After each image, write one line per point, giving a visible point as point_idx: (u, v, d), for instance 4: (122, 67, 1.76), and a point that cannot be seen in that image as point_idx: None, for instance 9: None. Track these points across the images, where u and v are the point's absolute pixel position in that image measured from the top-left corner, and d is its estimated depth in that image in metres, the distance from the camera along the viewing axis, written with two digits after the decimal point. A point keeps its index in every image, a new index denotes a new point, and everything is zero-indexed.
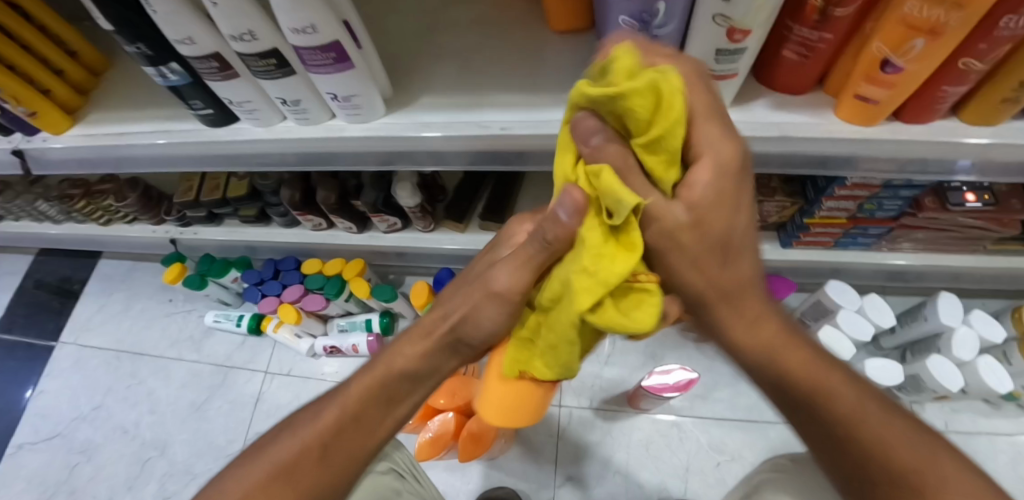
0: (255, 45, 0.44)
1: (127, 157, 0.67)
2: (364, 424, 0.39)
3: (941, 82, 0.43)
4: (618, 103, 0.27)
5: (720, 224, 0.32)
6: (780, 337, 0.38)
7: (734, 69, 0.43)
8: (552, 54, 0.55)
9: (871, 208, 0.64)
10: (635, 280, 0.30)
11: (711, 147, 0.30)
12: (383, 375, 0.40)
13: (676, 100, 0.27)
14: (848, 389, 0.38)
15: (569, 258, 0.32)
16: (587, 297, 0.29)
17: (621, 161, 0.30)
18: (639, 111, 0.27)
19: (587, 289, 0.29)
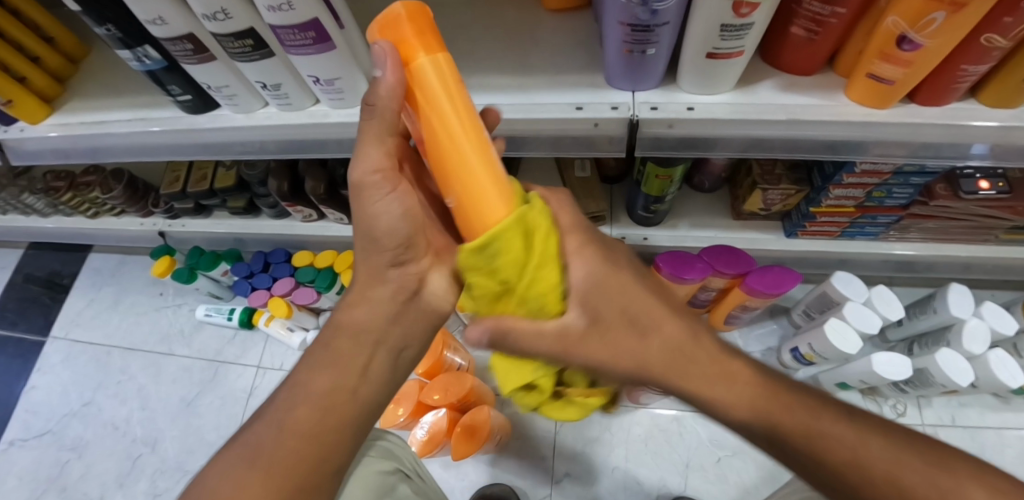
0: (230, 24, 0.42)
1: (106, 146, 0.64)
2: (317, 392, 0.42)
3: (960, 61, 0.40)
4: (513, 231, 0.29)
5: (613, 308, 0.34)
6: (743, 386, 0.36)
7: (740, 46, 0.40)
8: (546, 34, 0.52)
9: (880, 196, 0.62)
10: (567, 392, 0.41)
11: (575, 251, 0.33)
12: (330, 341, 0.42)
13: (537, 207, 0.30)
14: (841, 427, 0.36)
15: (520, 361, 0.37)
16: (520, 407, 0.41)
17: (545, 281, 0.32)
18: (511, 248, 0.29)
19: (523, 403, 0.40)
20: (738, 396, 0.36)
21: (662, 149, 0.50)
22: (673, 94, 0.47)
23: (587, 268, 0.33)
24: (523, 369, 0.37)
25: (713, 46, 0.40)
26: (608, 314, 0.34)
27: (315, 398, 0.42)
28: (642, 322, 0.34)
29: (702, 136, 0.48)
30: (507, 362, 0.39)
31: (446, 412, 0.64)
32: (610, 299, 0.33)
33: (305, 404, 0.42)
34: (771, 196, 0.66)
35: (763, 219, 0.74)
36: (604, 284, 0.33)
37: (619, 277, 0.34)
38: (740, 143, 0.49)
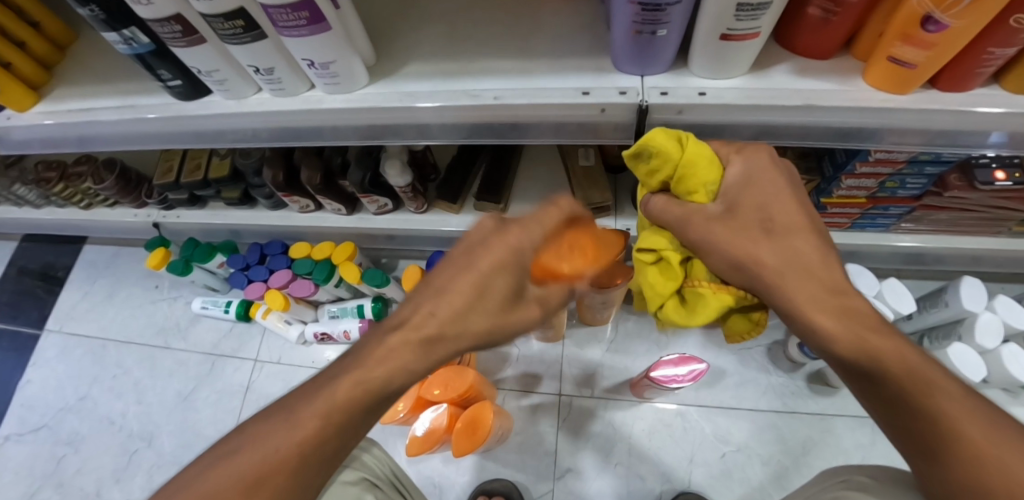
0: (217, 4, 0.40)
1: (95, 136, 0.62)
2: (308, 445, 0.32)
3: (986, 42, 0.38)
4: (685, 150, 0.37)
5: (755, 205, 0.35)
6: (816, 263, 0.34)
7: (755, 27, 0.38)
8: (550, 16, 0.50)
9: (893, 186, 0.60)
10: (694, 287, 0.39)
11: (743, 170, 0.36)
12: (379, 376, 0.33)
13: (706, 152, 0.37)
14: (900, 354, 0.31)
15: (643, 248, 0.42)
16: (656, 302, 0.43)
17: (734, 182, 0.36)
18: (668, 148, 0.36)
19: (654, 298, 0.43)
20: (824, 308, 0.33)
21: (671, 136, 0.48)
22: (683, 79, 0.45)
23: (739, 175, 0.36)
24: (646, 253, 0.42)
25: (727, 26, 0.38)
26: (743, 208, 0.35)
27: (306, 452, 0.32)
28: (779, 232, 0.35)
29: (712, 123, 0.46)
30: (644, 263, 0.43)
31: (446, 408, 0.62)
32: (755, 204, 0.35)
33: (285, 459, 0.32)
34: None
35: None
36: (759, 187, 0.35)
37: (777, 178, 0.35)
38: (751, 131, 0.47)
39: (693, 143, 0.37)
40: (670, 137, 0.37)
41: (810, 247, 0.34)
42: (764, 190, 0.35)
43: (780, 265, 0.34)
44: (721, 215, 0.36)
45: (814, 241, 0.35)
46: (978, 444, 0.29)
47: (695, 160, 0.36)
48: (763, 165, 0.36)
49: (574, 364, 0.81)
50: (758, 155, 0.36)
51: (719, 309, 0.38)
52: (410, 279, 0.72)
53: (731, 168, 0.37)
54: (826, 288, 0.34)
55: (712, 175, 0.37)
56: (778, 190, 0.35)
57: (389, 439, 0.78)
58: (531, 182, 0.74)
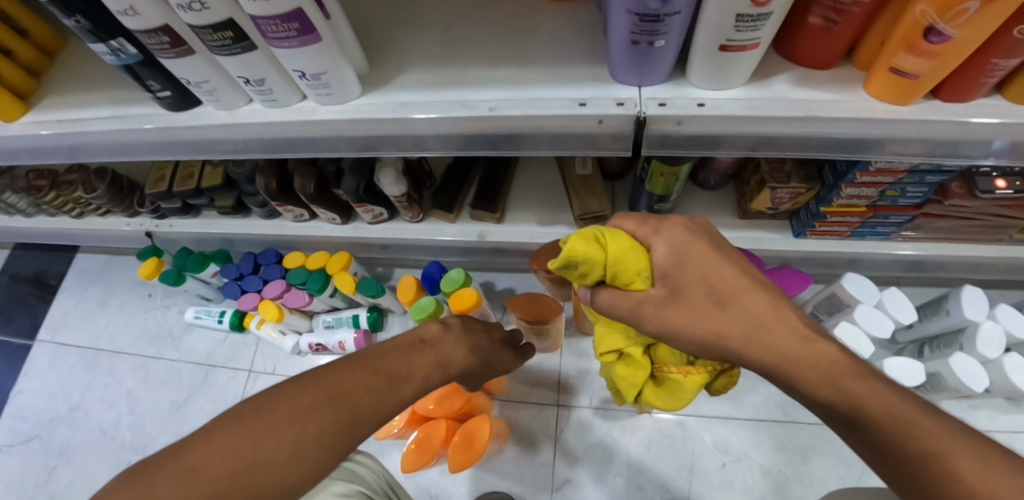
0: (206, 15, 0.39)
1: (84, 145, 0.61)
2: (366, 423, 0.33)
3: (991, 52, 0.38)
4: (609, 249, 0.38)
5: (695, 280, 0.36)
6: (769, 318, 0.35)
7: (755, 38, 0.38)
8: (546, 24, 0.49)
9: (894, 195, 0.59)
10: (665, 370, 0.46)
11: (670, 244, 0.37)
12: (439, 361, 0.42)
13: (624, 243, 0.38)
14: (874, 389, 0.31)
15: (615, 342, 0.46)
16: (635, 387, 0.48)
17: (667, 262, 0.37)
18: (593, 255, 0.37)
19: (635, 384, 0.47)
20: (781, 356, 0.34)
21: (670, 147, 0.47)
22: (682, 89, 0.44)
23: (668, 255, 0.37)
24: (620, 340, 0.46)
25: (726, 37, 0.38)
26: (687, 288, 0.36)
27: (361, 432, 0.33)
28: (729, 300, 0.35)
29: (710, 134, 0.45)
30: (617, 354, 0.47)
31: (442, 421, 0.61)
32: (695, 275, 0.36)
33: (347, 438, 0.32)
34: (779, 195, 0.64)
35: (771, 218, 0.72)
36: (691, 259, 0.36)
37: (708, 250, 0.36)
38: (751, 142, 0.47)
39: (611, 240, 0.38)
40: (597, 241, 0.38)
41: (760, 305, 0.35)
42: (702, 255, 0.36)
43: (740, 329, 0.35)
44: (669, 299, 0.37)
45: (761, 296, 0.35)
46: (964, 476, 0.26)
47: (620, 256, 0.37)
48: (682, 236, 0.37)
49: (572, 374, 0.80)
50: (678, 233, 0.37)
51: (694, 386, 0.45)
52: (405, 290, 0.70)
53: (656, 251, 0.38)
54: (790, 337, 0.34)
55: (639, 263, 0.38)
56: (712, 256, 0.36)
57: (385, 450, 0.77)
58: (528, 191, 0.73)
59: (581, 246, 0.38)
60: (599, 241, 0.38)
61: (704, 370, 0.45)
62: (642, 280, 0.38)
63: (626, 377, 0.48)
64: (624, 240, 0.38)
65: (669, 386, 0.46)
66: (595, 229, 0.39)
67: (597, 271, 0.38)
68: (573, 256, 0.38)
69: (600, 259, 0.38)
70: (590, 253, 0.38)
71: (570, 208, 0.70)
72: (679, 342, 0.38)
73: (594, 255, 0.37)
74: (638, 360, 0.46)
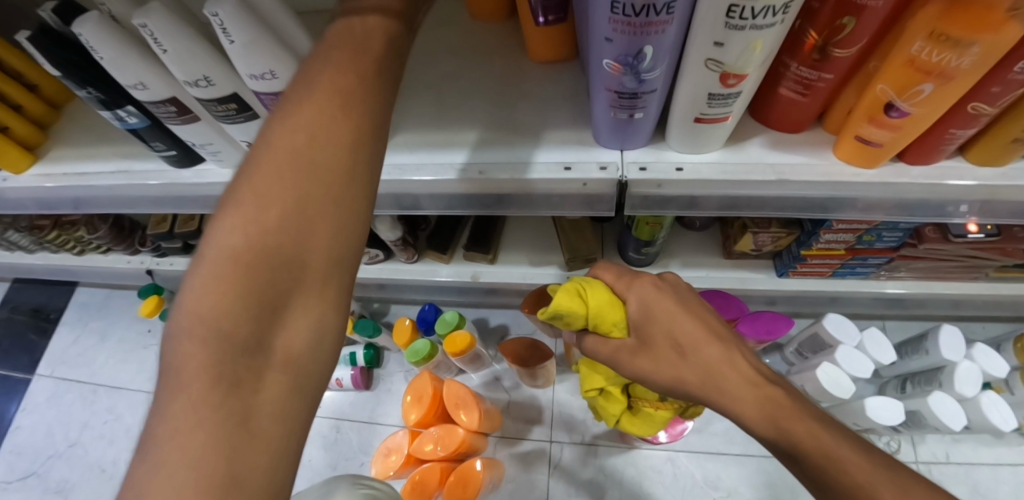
0: (213, 90, 0.42)
1: (90, 197, 0.63)
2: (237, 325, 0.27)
3: (948, 124, 0.40)
4: (589, 304, 0.41)
5: (661, 333, 0.39)
6: (720, 363, 0.37)
7: (727, 112, 0.40)
8: (533, 87, 0.52)
9: (870, 240, 0.62)
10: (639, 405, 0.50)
11: (638, 300, 0.41)
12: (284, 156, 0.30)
13: (602, 297, 0.42)
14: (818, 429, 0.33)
15: (594, 378, 0.50)
16: (611, 418, 0.52)
17: (638, 315, 0.41)
18: (575, 308, 0.41)
19: (610, 414, 0.52)
20: (734, 402, 0.36)
21: (652, 206, 0.50)
22: (661, 153, 0.47)
23: (638, 307, 0.41)
24: (600, 376, 0.50)
25: (700, 111, 0.41)
26: (654, 340, 0.39)
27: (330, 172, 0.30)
28: (690, 350, 0.38)
29: (690, 195, 0.48)
30: (595, 389, 0.51)
31: (438, 464, 0.63)
32: (660, 326, 0.39)
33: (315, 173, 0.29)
34: (761, 238, 0.66)
35: (756, 258, 0.74)
36: (658, 310, 0.40)
37: (674, 308, 0.39)
38: (730, 201, 0.49)
39: (590, 295, 0.42)
40: (579, 294, 0.42)
41: (715, 354, 0.38)
42: (666, 309, 0.39)
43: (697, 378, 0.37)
44: (637, 348, 0.40)
45: (717, 348, 0.38)
46: None
47: (599, 310, 0.41)
48: (648, 290, 0.41)
49: (565, 409, 0.82)
50: (647, 290, 0.41)
51: (665, 417, 0.51)
52: (400, 333, 0.72)
53: (630, 305, 0.41)
54: (742, 384, 0.36)
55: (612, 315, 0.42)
56: (675, 309, 0.39)
57: None
58: (519, 232, 0.76)
59: (564, 300, 0.41)
60: (580, 295, 0.42)
61: (672, 406, 0.50)
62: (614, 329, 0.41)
63: (605, 410, 0.51)
64: (603, 295, 0.42)
65: (642, 417, 0.51)
66: (576, 283, 0.43)
67: (579, 322, 0.42)
68: (557, 308, 0.42)
69: (580, 311, 0.41)
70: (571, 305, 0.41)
71: (561, 249, 0.73)
72: (647, 380, 0.40)
73: (575, 309, 0.41)
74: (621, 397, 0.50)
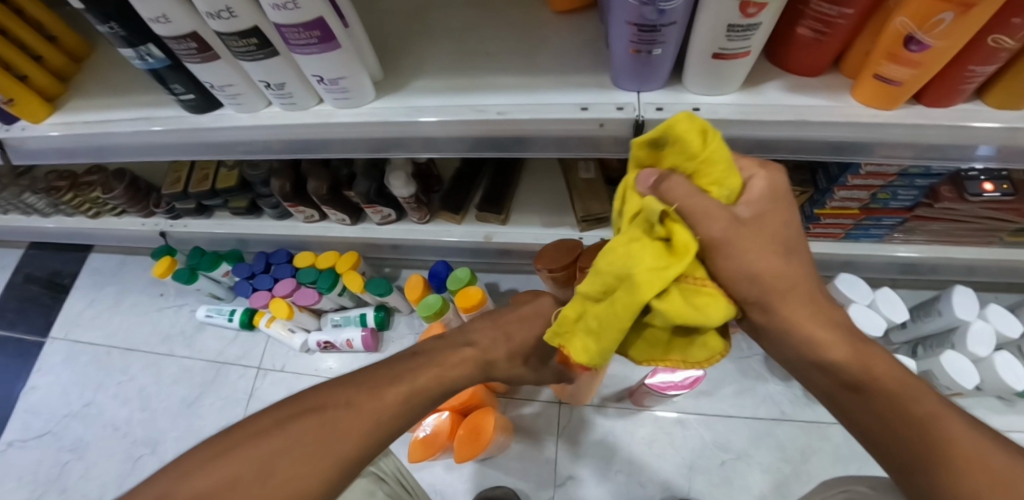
0: (234, 23, 0.42)
1: (108, 146, 0.64)
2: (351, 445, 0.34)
3: (967, 61, 0.40)
4: (671, 137, 0.31)
5: (769, 223, 0.32)
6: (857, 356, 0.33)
7: (746, 47, 0.40)
8: (550, 34, 0.52)
9: (885, 198, 0.61)
10: (696, 283, 0.30)
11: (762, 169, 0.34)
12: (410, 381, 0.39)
13: (717, 142, 0.31)
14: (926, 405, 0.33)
15: (621, 250, 0.30)
16: (649, 291, 0.28)
17: (754, 208, 0.32)
18: (690, 141, 0.31)
19: (651, 283, 0.28)
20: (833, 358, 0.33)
21: None
22: (678, 94, 0.47)
23: (765, 188, 0.33)
24: (649, 242, 0.30)
25: (719, 46, 0.41)
26: (767, 220, 0.32)
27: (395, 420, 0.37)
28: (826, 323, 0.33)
29: None
30: (606, 291, 0.31)
31: (448, 416, 0.64)
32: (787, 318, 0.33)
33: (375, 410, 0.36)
34: None
35: None
36: (779, 205, 0.33)
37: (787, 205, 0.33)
38: (746, 144, 0.49)
39: (716, 141, 0.31)
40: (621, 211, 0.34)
41: (795, 268, 0.33)
42: (779, 206, 0.33)
43: (780, 290, 0.32)
44: (749, 221, 0.31)
45: (788, 265, 0.32)
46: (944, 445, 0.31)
47: (715, 160, 0.31)
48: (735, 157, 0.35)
49: None
50: (758, 203, 0.32)
51: (718, 314, 0.30)
52: (412, 289, 0.73)
53: (754, 183, 0.33)
54: (809, 315, 0.33)
55: (715, 320, 0.29)
56: (790, 217, 0.33)
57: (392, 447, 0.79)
58: (531, 194, 0.76)
59: (680, 116, 0.31)
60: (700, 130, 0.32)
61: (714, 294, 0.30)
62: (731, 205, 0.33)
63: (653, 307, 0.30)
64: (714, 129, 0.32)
65: (689, 305, 0.29)
66: (715, 130, 0.32)
67: (679, 158, 0.32)
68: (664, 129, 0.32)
69: (681, 139, 0.31)
70: (676, 137, 0.31)
71: (574, 210, 0.73)
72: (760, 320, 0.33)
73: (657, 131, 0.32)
74: (607, 324, 0.31)
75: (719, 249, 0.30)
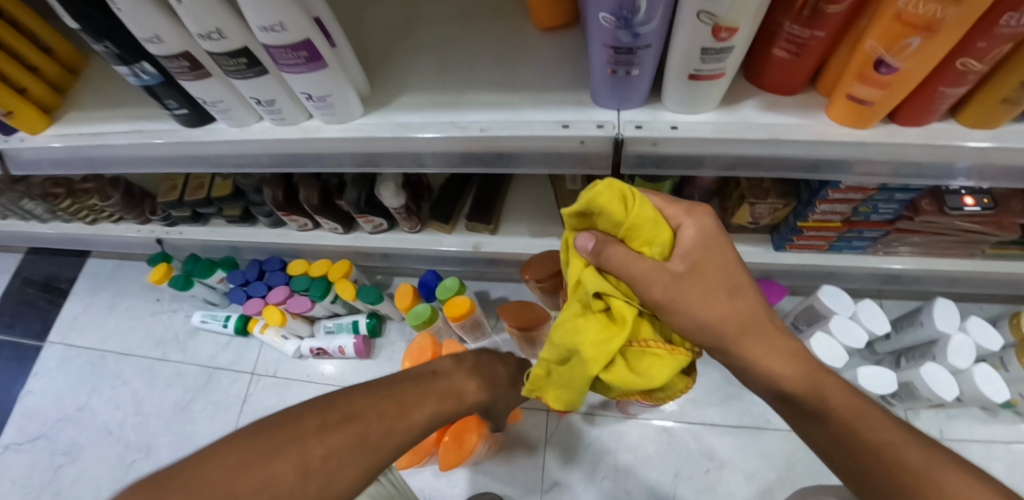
0: (224, 43, 0.43)
1: (102, 156, 0.65)
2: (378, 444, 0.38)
3: (938, 83, 0.41)
4: (595, 208, 0.35)
5: (709, 268, 0.39)
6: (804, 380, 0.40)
7: (721, 68, 0.41)
8: (534, 52, 0.53)
9: (866, 211, 0.62)
10: (644, 346, 0.37)
11: (695, 217, 0.39)
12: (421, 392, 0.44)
13: (639, 203, 0.35)
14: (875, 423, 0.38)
15: (569, 327, 0.38)
16: (595, 366, 0.36)
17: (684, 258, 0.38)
18: (614, 211, 0.35)
19: (595, 358, 0.36)
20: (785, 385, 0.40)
21: (647, 166, 0.51)
22: (657, 112, 0.48)
23: (694, 236, 0.38)
24: (591, 317, 0.38)
25: (694, 68, 0.42)
26: (704, 269, 0.38)
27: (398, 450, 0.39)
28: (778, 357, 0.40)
29: (682, 154, 0.49)
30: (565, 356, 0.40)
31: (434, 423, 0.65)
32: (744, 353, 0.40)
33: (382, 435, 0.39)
34: (759, 210, 0.67)
35: (753, 232, 0.75)
36: (711, 247, 0.39)
37: (724, 246, 0.39)
38: (722, 162, 0.50)
39: (637, 205, 0.35)
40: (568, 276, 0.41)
41: (740, 306, 0.40)
42: (716, 254, 0.39)
43: (730, 330, 0.39)
44: (685, 274, 0.38)
45: (732, 306, 0.39)
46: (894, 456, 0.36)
47: (639, 225, 0.35)
48: (668, 201, 0.40)
49: None
50: (688, 252, 0.38)
51: (665, 373, 0.36)
52: (403, 297, 0.74)
53: (684, 231, 0.38)
54: (763, 351, 0.40)
55: (657, 381, 0.36)
56: (726, 255, 0.40)
57: None
58: (520, 204, 0.78)
59: (602, 182, 0.35)
60: (622, 192, 0.36)
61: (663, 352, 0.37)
62: (666, 256, 0.38)
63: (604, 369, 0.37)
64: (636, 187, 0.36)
65: (632, 368, 0.36)
66: (635, 190, 0.36)
67: (608, 224, 0.36)
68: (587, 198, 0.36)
69: (603, 210, 0.35)
70: (603, 205, 0.35)
71: (561, 221, 0.74)
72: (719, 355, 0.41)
73: (583, 200, 0.36)
74: (570, 379, 0.40)
75: (661, 306, 0.37)
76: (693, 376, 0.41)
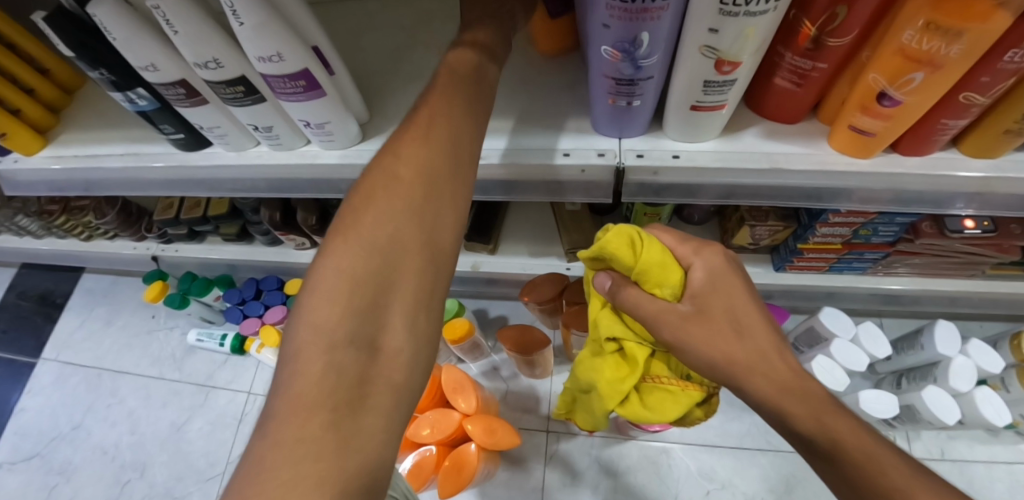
0: (222, 72, 0.42)
1: (98, 179, 0.64)
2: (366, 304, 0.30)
3: (940, 115, 0.41)
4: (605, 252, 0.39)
5: (720, 307, 0.39)
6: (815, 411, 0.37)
7: (723, 100, 0.41)
8: (534, 77, 0.53)
9: (867, 234, 0.62)
10: (657, 382, 0.44)
11: (703, 257, 0.39)
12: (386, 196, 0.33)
13: (648, 248, 0.38)
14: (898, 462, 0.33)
15: (590, 363, 0.47)
16: (609, 400, 0.44)
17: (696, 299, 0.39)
18: (623, 256, 0.38)
19: (609, 394, 0.44)
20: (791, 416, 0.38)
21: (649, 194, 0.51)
22: (658, 141, 0.48)
23: (704, 276, 0.39)
24: (607, 359, 0.45)
25: (696, 99, 0.41)
26: (712, 309, 0.39)
27: (456, 174, 0.35)
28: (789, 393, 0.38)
29: (683, 183, 0.49)
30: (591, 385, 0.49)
31: (434, 450, 0.64)
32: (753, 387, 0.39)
33: (426, 200, 0.33)
34: (759, 232, 0.67)
35: (753, 252, 0.75)
36: (721, 284, 0.39)
37: (735, 285, 0.39)
38: (720, 191, 0.50)
39: (645, 251, 0.38)
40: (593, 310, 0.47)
41: (755, 342, 0.39)
42: (724, 289, 0.39)
43: (736, 365, 0.39)
44: (692, 315, 0.39)
45: (740, 343, 0.39)
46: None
47: (648, 268, 0.38)
48: (685, 238, 0.40)
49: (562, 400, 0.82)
50: (698, 294, 0.39)
51: (675, 407, 0.43)
52: None
53: (694, 272, 0.39)
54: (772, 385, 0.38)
55: (668, 413, 0.44)
56: (739, 294, 0.39)
57: None
58: (519, 224, 0.77)
59: (614, 229, 0.39)
60: (631, 240, 0.39)
61: (677, 389, 0.43)
62: (677, 298, 0.39)
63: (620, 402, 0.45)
64: (647, 234, 0.39)
65: (642, 403, 0.44)
66: (643, 235, 0.38)
67: (622, 266, 0.39)
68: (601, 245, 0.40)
69: (614, 257, 0.39)
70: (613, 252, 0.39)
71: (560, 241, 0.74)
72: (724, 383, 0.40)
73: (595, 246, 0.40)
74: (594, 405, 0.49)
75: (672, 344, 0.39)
76: (713, 403, 0.47)
